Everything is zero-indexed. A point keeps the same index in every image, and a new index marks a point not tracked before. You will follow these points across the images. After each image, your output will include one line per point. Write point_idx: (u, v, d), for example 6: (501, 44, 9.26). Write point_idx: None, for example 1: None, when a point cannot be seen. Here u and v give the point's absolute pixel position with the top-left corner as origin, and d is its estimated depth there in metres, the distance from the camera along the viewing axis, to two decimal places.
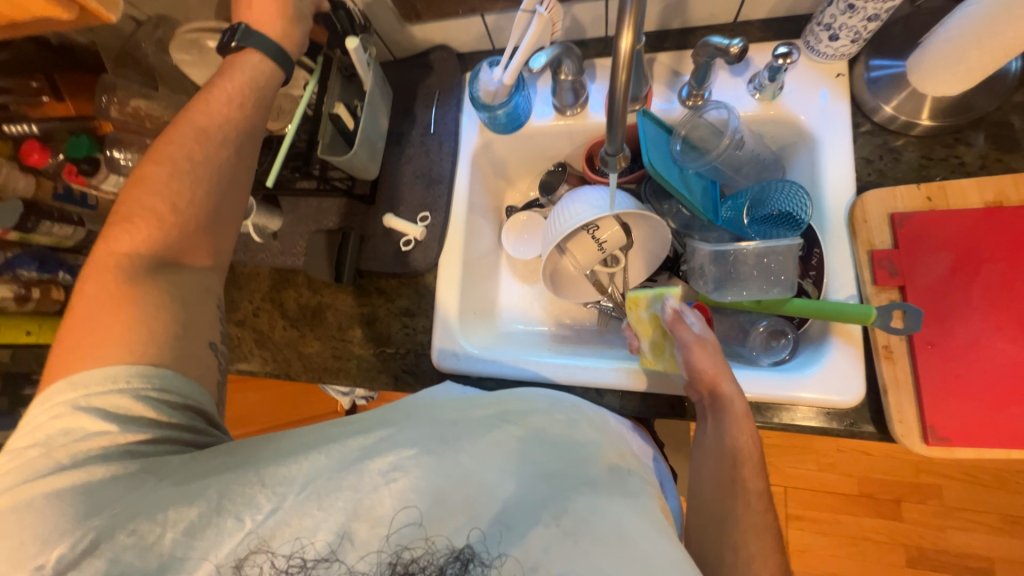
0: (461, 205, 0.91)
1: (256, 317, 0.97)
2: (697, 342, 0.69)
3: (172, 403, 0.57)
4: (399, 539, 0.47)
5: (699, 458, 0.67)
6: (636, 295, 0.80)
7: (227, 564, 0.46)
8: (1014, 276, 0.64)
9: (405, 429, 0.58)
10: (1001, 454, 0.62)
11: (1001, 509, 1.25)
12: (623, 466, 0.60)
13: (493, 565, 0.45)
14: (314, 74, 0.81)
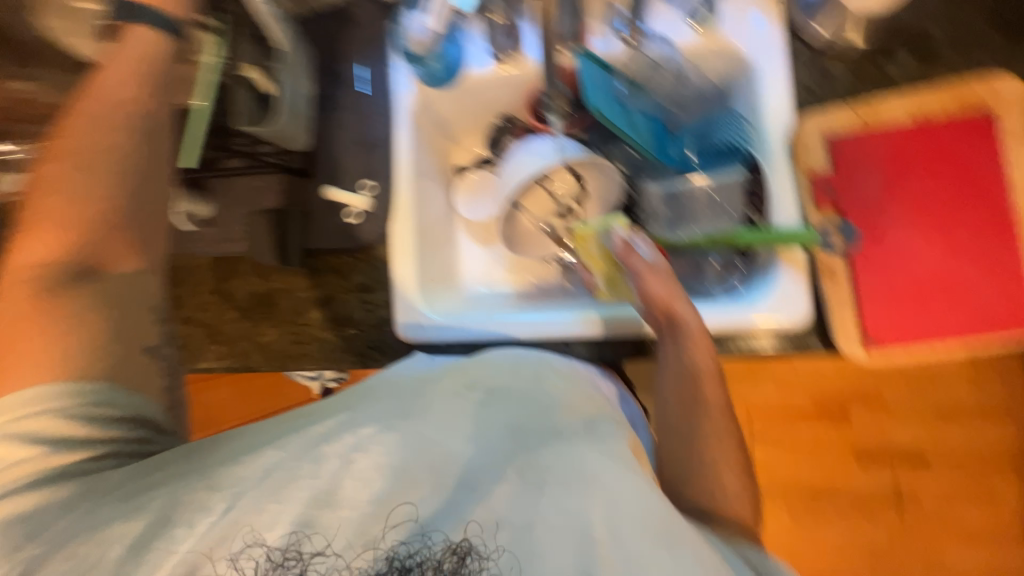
0: (406, 170, 0.86)
1: (204, 311, 0.91)
2: (647, 268, 0.68)
3: (109, 418, 0.55)
4: (397, 536, 0.47)
5: (661, 382, 0.70)
6: (583, 229, 0.80)
7: (222, 557, 0.46)
8: (936, 183, 0.68)
9: (381, 404, 0.60)
10: (930, 349, 0.68)
11: (935, 401, 1.39)
12: (587, 409, 0.63)
13: (492, 556, 0.46)
14: (212, 31, 0.74)
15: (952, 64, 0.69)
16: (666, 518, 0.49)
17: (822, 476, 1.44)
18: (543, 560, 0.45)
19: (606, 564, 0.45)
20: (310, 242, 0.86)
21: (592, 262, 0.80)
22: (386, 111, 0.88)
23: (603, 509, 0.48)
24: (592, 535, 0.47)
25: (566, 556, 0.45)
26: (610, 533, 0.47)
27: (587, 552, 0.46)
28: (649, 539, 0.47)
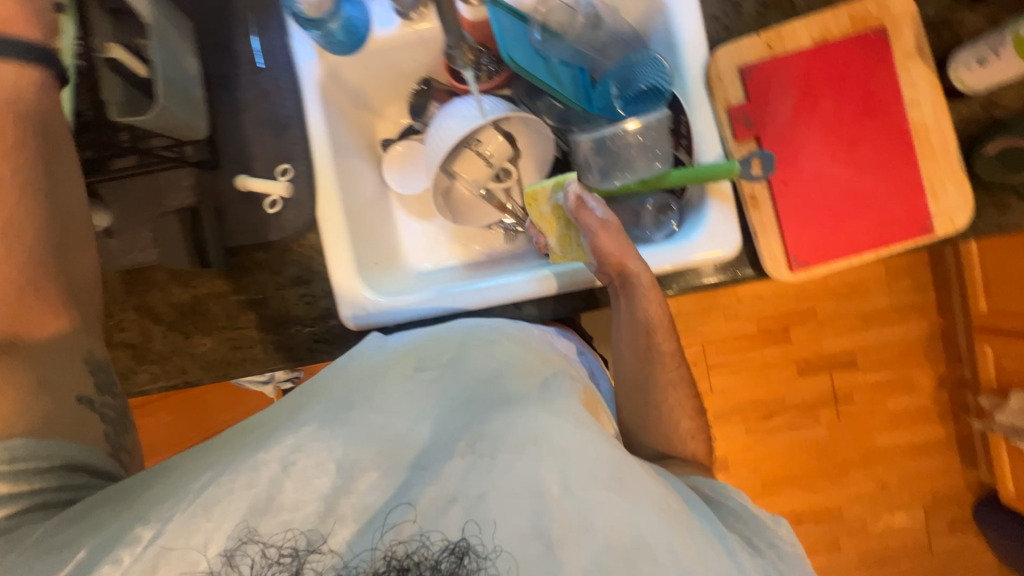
0: (322, 149, 0.79)
1: (124, 331, 0.83)
2: (600, 226, 0.68)
3: (32, 471, 0.50)
4: (395, 536, 0.46)
5: (616, 334, 0.74)
6: (532, 189, 0.78)
7: (217, 553, 0.46)
8: (843, 104, 0.70)
9: (345, 389, 0.60)
10: (848, 262, 0.72)
11: (857, 309, 1.54)
12: (535, 370, 0.63)
13: (489, 556, 0.45)
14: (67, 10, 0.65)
15: None
16: (616, 469, 0.52)
17: (770, 392, 1.58)
18: (499, 525, 0.46)
19: (559, 517, 0.47)
20: (231, 241, 0.80)
21: (544, 224, 0.79)
22: (293, 84, 0.80)
23: (556, 468, 0.49)
24: (546, 495, 0.48)
25: (523, 517, 0.46)
26: (563, 488, 0.48)
27: (544, 513, 0.47)
28: (602, 486, 0.50)
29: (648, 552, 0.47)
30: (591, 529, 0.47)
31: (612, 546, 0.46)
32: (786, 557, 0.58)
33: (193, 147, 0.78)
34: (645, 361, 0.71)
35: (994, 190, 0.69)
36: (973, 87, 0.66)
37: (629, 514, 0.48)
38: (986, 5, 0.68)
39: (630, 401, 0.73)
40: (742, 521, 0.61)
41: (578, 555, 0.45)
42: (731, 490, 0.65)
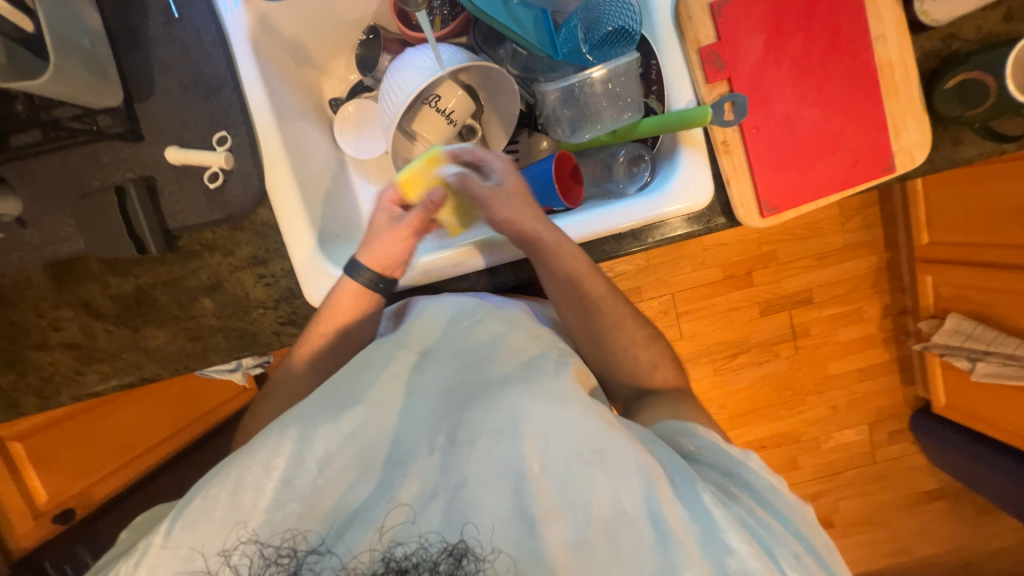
0: (265, 114, 0.71)
1: (61, 330, 0.76)
2: (493, 193, 0.70)
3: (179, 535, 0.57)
4: (395, 538, 0.49)
5: (560, 307, 0.73)
6: (406, 177, 0.72)
7: (214, 553, 0.49)
8: (812, 42, 0.68)
9: (329, 387, 0.58)
10: (816, 206, 0.72)
11: (815, 249, 1.62)
12: (519, 350, 0.62)
13: (488, 558, 0.48)
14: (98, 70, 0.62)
15: None
16: (602, 442, 0.52)
17: (737, 334, 1.66)
18: (480, 511, 0.50)
19: (539, 496, 0.50)
20: (172, 222, 0.71)
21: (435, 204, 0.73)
22: (218, 38, 0.70)
23: (535, 449, 0.52)
24: (526, 473, 0.51)
25: (503, 499, 0.50)
26: (543, 466, 0.51)
27: (524, 491, 0.50)
28: (583, 462, 0.52)
29: (627, 523, 0.50)
30: (572, 505, 0.50)
31: (591, 521, 0.50)
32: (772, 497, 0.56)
33: (109, 115, 0.69)
34: (613, 319, 0.72)
35: (950, 125, 0.70)
36: (936, 19, 0.66)
37: (608, 488, 0.51)
38: None
39: (605, 351, 0.73)
40: (719, 462, 0.59)
41: (556, 531, 0.49)
42: (704, 432, 0.62)
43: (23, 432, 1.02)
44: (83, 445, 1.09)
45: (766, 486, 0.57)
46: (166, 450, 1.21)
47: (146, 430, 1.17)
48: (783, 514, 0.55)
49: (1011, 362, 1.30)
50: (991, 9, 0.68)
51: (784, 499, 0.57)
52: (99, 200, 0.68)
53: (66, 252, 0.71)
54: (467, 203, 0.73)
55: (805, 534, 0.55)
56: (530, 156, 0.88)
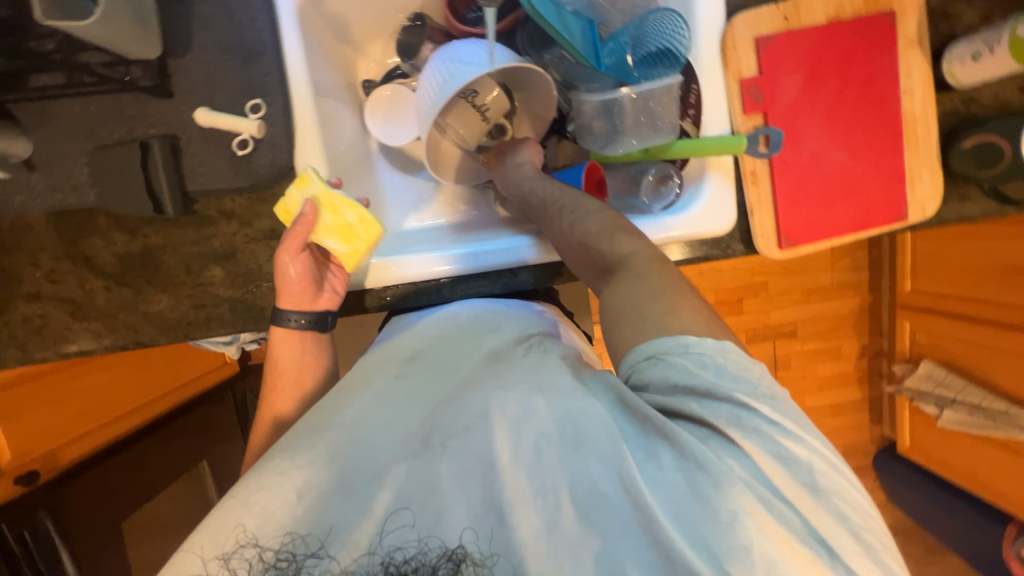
0: (303, 87, 0.69)
1: (56, 283, 0.72)
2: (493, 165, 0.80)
3: None
4: (392, 542, 0.45)
5: (571, 267, 0.63)
6: (284, 204, 0.68)
7: (214, 556, 0.45)
8: (846, 88, 0.71)
9: (315, 413, 0.55)
10: (832, 243, 0.74)
11: (804, 285, 1.67)
12: (498, 349, 0.60)
13: (486, 563, 0.45)
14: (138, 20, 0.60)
15: None
16: (566, 419, 0.48)
17: None
18: (458, 513, 0.46)
19: (510, 483, 0.47)
20: (191, 184, 0.69)
21: (319, 229, 0.68)
22: (264, 3, 0.68)
23: (507, 439, 0.49)
24: (496, 464, 0.47)
25: (474, 494, 0.47)
26: (512, 457, 0.48)
27: (494, 482, 0.47)
28: (555, 447, 0.48)
29: (597, 499, 0.45)
30: (544, 492, 0.46)
31: (563, 503, 0.46)
32: (743, 422, 0.43)
33: (140, 67, 0.67)
34: (596, 239, 0.58)
35: (960, 182, 0.74)
36: (962, 82, 0.70)
37: (577, 467, 0.46)
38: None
39: (590, 278, 0.60)
40: (680, 392, 0.45)
41: (528, 519, 0.45)
42: (668, 354, 0.46)
43: (12, 381, 0.95)
44: (58, 404, 1.03)
45: (735, 412, 0.43)
46: (138, 419, 1.19)
47: (123, 396, 1.16)
48: (759, 442, 0.42)
49: (975, 411, 1.37)
50: (1010, 79, 0.72)
51: (757, 421, 0.43)
52: (118, 153, 0.66)
53: (74, 203, 0.68)
54: (355, 223, 0.68)
55: (779, 455, 0.42)
56: (556, 160, 0.89)
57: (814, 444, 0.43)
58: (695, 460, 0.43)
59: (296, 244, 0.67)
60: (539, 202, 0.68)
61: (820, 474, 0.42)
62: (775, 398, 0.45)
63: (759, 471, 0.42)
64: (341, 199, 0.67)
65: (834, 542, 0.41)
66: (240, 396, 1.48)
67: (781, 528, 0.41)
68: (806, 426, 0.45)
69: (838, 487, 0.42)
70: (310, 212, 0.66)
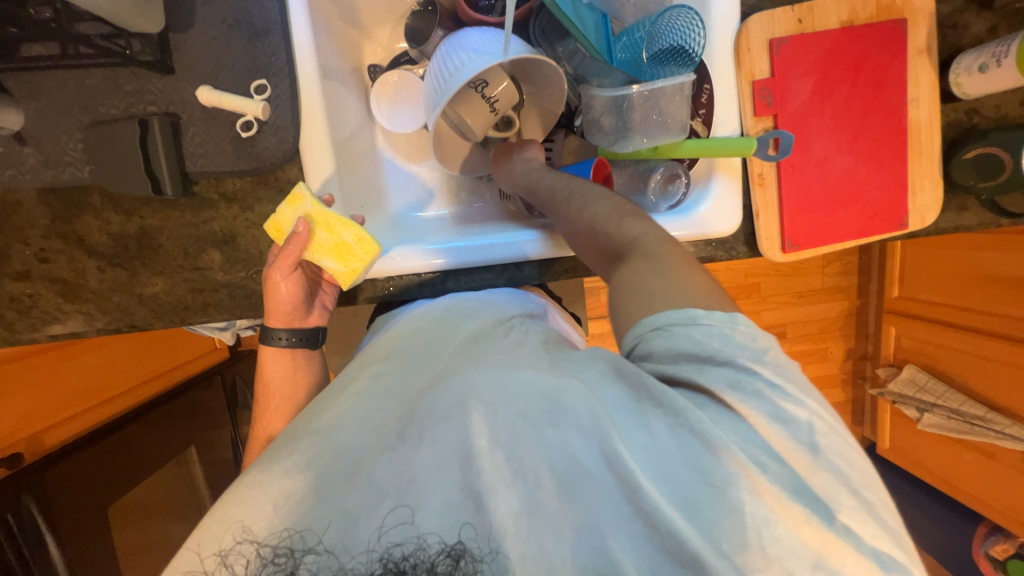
0: (311, 71, 0.68)
1: (47, 262, 0.70)
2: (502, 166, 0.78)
3: None
4: (391, 537, 0.41)
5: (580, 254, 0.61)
6: (275, 220, 0.65)
7: (211, 553, 0.42)
8: (855, 94, 0.72)
9: (299, 420, 0.52)
10: (834, 248, 0.76)
11: (796, 287, 1.70)
12: (477, 337, 0.57)
13: (485, 559, 0.40)
14: None
15: None
16: (544, 396, 0.44)
17: None
18: (439, 505, 0.42)
19: (488, 468, 0.42)
20: (191, 165, 0.67)
21: (313, 249, 0.66)
22: None
23: (484, 422, 0.44)
24: (474, 449, 0.43)
25: (454, 482, 0.42)
26: (492, 440, 0.44)
27: (472, 468, 0.42)
28: (535, 424, 0.44)
29: (583, 474, 0.41)
30: (523, 472, 0.42)
31: (545, 483, 0.42)
32: (741, 386, 0.40)
33: (141, 41, 0.64)
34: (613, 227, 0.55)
35: (959, 193, 0.75)
36: (967, 92, 0.71)
37: (557, 443, 0.42)
38: (993, 11, 0.71)
39: (599, 264, 0.57)
40: (679, 358, 0.42)
41: (507, 501, 0.42)
42: (673, 326, 0.43)
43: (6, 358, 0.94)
44: (38, 387, 0.99)
45: (733, 377, 0.41)
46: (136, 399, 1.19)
47: (104, 381, 1.12)
48: (757, 406, 0.40)
49: (954, 416, 1.42)
50: (1012, 92, 0.73)
51: (757, 383, 0.40)
52: (115, 130, 0.63)
53: (66, 180, 0.66)
54: (352, 242, 0.66)
55: (778, 415, 0.39)
56: (562, 154, 0.89)
57: (813, 406, 0.40)
58: (691, 426, 0.39)
59: (291, 261, 0.64)
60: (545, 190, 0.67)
61: (820, 434, 0.39)
62: (779, 365, 0.42)
63: (755, 436, 0.39)
64: (336, 218, 0.65)
65: (830, 502, 0.38)
66: (229, 381, 1.46)
67: (777, 488, 0.37)
68: (805, 389, 0.42)
69: (837, 448, 0.39)
70: (303, 229, 0.63)
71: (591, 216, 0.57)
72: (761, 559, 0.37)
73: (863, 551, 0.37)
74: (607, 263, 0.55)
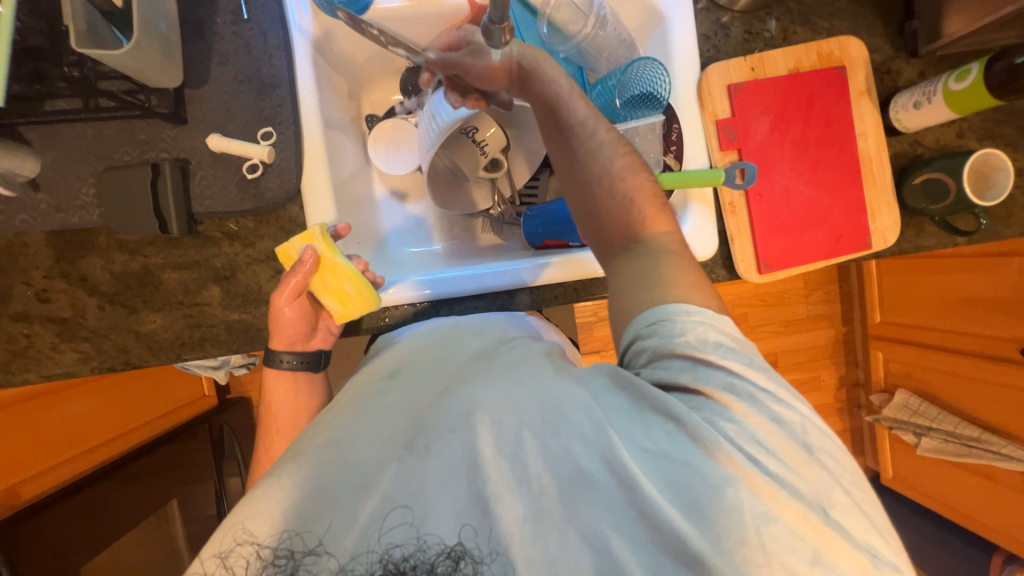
0: (313, 119, 0.74)
1: (48, 302, 0.71)
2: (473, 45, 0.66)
3: None
4: (392, 538, 0.42)
5: (563, 194, 0.64)
6: (284, 247, 0.68)
7: (211, 556, 0.42)
8: (808, 128, 0.80)
9: (310, 430, 0.52)
10: (806, 268, 0.80)
11: (782, 316, 1.74)
12: (481, 355, 0.58)
13: (485, 561, 0.41)
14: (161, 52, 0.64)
15: (819, 28, 0.81)
16: (546, 408, 0.46)
17: None
18: (446, 512, 0.43)
19: (495, 477, 0.44)
20: (197, 206, 0.71)
21: (317, 285, 0.69)
22: (283, 42, 0.73)
23: (491, 431, 0.45)
24: (479, 459, 0.44)
25: (460, 488, 0.44)
26: (497, 448, 0.45)
27: (474, 475, 0.44)
28: (530, 430, 0.45)
29: (587, 482, 0.43)
30: (526, 480, 0.44)
31: (548, 488, 0.44)
32: (737, 389, 0.45)
33: (159, 96, 0.70)
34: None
35: (915, 215, 0.82)
36: (908, 127, 0.79)
37: (559, 451, 0.44)
38: (920, 58, 0.81)
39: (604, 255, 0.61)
40: (674, 364, 0.47)
41: (514, 508, 0.43)
42: (666, 322, 0.49)
43: (13, 398, 0.95)
44: (21, 436, 0.96)
45: (728, 379, 0.46)
46: (127, 444, 1.18)
47: (88, 430, 1.10)
48: (753, 408, 0.45)
49: (951, 439, 1.42)
50: (948, 126, 0.82)
51: (755, 386, 0.45)
52: (128, 174, 0.68)
53: (76, 222, 0.69)
54: (352, 293, 0.69)
55: (775, 418, 0.44)
56: (547, 192, 0.94)
57: (803, 410, 0.46)
58: (687, 429, 0.43)
59: (292, 288, 0.67)
60: (577, 125, 0.62)
61: (808, 432, 0.44)
62: (767, 370, 0.47)
63: (746, 429, 0.43)
64: (342, 269, 0.67)
65: (821, 499, 0.41)
66: (216, 429, 1.43)
67: (772, 483, 0.41)
68: (794, 396, 0.47)
69: (826, 448, 0.44)
70: (309, 263, 0.66)
71: (625, 195, 0.59)
72: (761, 555, 0.39)
73: (857, 547, 0.40)
74: (620, 251, 0.59)
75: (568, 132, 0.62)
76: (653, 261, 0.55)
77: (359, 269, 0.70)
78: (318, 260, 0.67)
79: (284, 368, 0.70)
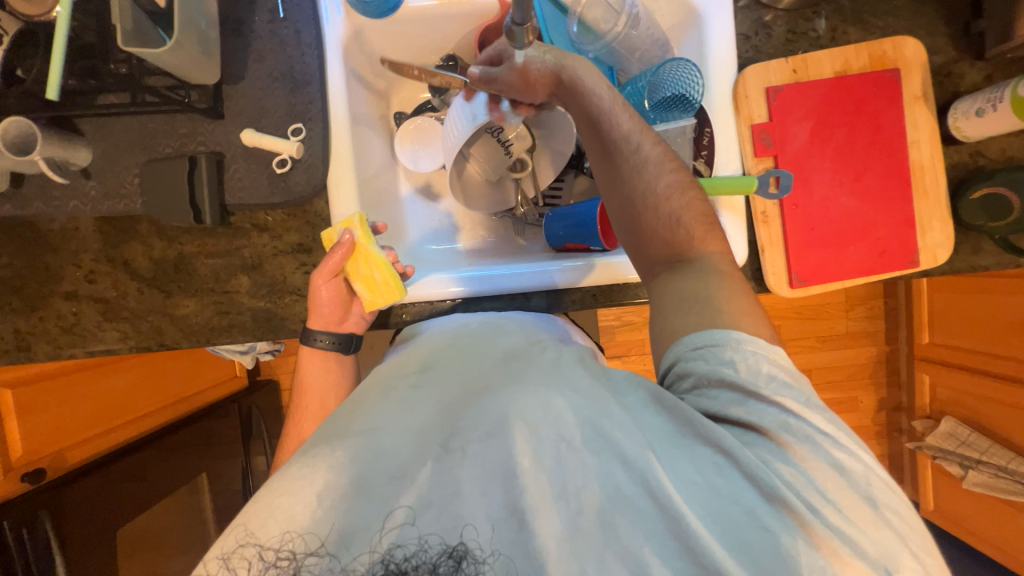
0: (342, 116, 0.76)
1: (94, 283, 0.76)
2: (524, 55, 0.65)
3: None
4: (393, 538, 0.43)
5: (610, 213, 0.65)
6: (327, 233, 0.71)
7: (214, 557, 0.42)
8: (855, 135, 0.75)
9: (338, 416, 0.53)
10: (841, 285, 0.76)
11: (818, 331, 1.65)
12: (512, 355, 0.58)
13: (487, 561, 0.43)
14: (199, 49, 0.66)
15: (871, 28, 0.76)
16: (586, 424, 0.46)
17: None
18: (481, 513, 0.44)
19: (532, 489, 0.44)
20: (230, 198, 0.74)
21: (350, 270, 0.71)
22: (316, 40, 0.75)
23: (528, 441, 0.46)
24: (517, 468, 0.45)
25: (496, 497, 0.44)
26: (534, 460, 0.45)
27: (514, 487, 0.44)
28: (575, 448, 0.46)
29: (626, 505, 0.43)
30: (566, 496, 0.44)
31: (585, 507, 0.44)
32: (792, 428, 0.45)
33: (199, 92, 0.73)
34: (679, 244, 0.59)
35: (972, 232, 0.75)
36: (968, 135, 0.72)
37: (600, 471, 0.45)
38: (987, 60, 0.74)
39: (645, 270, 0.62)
40: (725, 394, 0.48)
41: (551, 522, 0.43)
42: (718, 346, 0.49)
43: (70, 368, 1.05)
44: (81, 401, 1.07)
45: (783, 418, 0.46)
46: (178, 412, 1.29)
47: (137, 398, 1.19)
48: (812, 452, 0.44)
49: (1002, 474, 1.31)
50: (1017, 136, 0.74)
51: (818, 430, 0.45)
52: (168, 167, 0.71)
53: (121, 210, 0.73)
54: (380, 281, 0.71)
55: (836, 465, 0.44)
56: (571, 193, 0.92)
57: (865, 459, 0.45)
58: (739, 465, 0.43)
59: (329, 270, 0.69)
60: (622, 140, 0.61)
61: (875, 487, 0.43)
62: (824, 411, 0.47)
63: (813, 479, 0.43)
64: (374, 257, 0.70)
65: (888, 562, 0.40)
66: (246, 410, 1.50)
67: (836, 538, 0.40)
68: (855, 442, 0.46)
69: (893, 505, 0.43)
70: (347, 247, 0.69)
71: (673, 209, 0.60)
72: None
73: None
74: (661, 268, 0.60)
75: (613, 146, 0.62)
76: (695, 281, 0.55)
77: (390, 259, 0.72)
78: (355, 245, 0.70)
79: (310, 358, 0.73)
